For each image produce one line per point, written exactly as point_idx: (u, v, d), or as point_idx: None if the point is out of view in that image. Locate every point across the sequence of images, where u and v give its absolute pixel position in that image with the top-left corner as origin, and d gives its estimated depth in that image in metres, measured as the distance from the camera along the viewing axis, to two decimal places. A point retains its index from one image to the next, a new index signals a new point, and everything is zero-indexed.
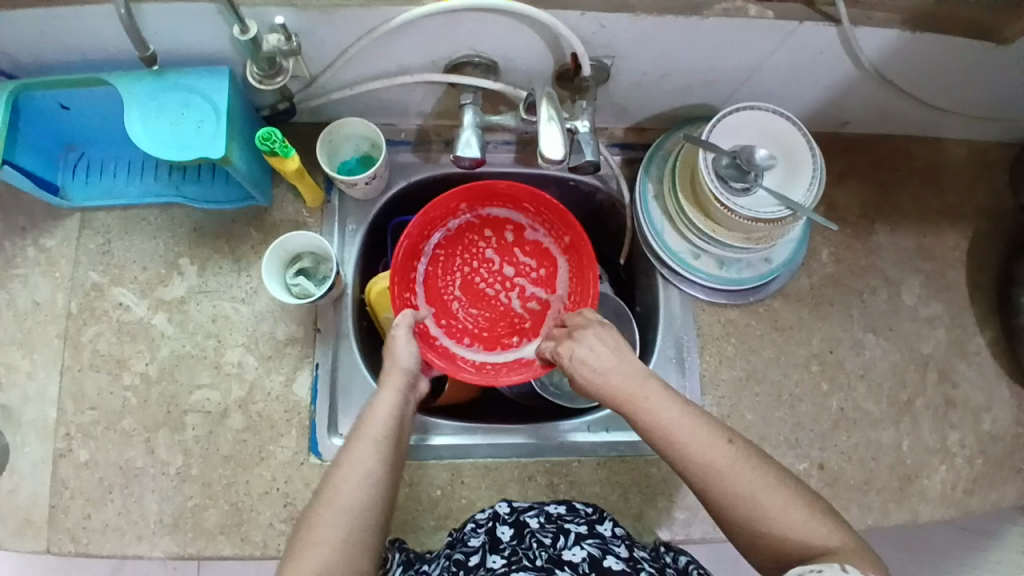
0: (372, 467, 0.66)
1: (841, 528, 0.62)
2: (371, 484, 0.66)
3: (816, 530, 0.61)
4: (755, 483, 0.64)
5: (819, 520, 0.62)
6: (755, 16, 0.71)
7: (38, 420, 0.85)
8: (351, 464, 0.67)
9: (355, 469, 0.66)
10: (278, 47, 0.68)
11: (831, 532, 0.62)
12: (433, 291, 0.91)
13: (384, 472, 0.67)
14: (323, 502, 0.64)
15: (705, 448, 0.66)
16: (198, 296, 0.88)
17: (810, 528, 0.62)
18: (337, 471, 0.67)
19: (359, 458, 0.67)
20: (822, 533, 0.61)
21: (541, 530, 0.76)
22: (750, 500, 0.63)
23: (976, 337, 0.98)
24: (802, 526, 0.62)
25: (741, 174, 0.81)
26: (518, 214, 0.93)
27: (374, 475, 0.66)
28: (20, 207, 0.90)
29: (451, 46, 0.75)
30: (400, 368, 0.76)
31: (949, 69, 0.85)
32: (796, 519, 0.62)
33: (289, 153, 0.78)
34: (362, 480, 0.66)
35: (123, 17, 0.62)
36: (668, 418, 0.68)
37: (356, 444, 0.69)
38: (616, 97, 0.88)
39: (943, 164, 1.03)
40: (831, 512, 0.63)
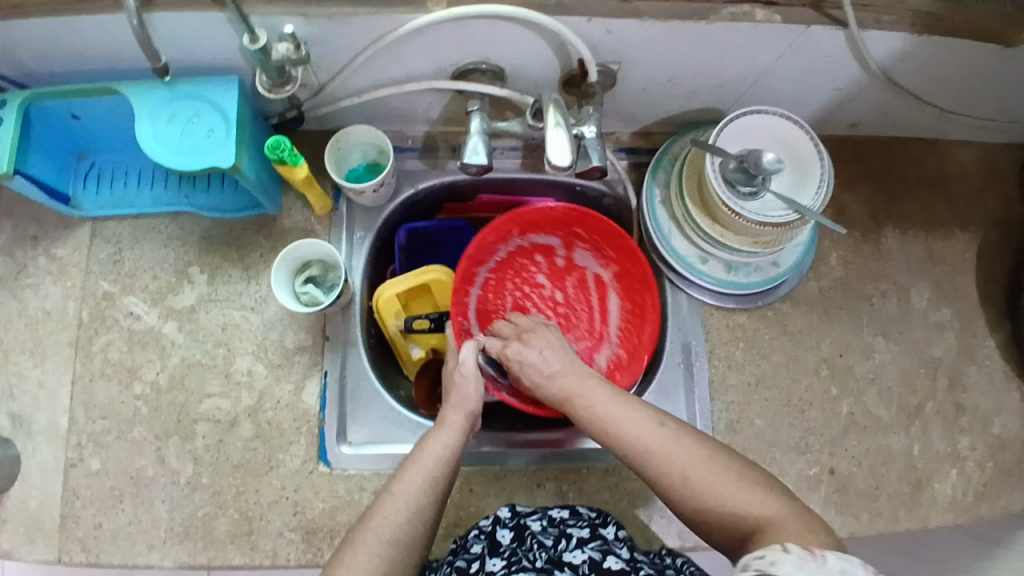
0: (421, 497, 0.65)
1: (783, 499, 0.58)
2: (415, 513, 0.64)
3: (754, 502, 0.57)
4: (693, 457, 0.61)
5: (764, 492, 0.58)
6: (762, 21, 0.71)
7: (48, 428, 0.85)
8: (402, 491, 0.65)
9: (403, 496, 0.64)
10: (287, 57, 0.67)
11: (773, 503, 0.57)
12: (484, 317, 0.97)
13: (431, 499, 0.65)
14: (368, 527, 0.62)
15: (637, 430, 0.64)
16: (207, 305, 0.88)
17: (753, 501, 0.57)
18: (384, 500, 0.64)
19: (408, 488, 0.65)
20: (767, 502, 0.57)
21: (542, 533, 0.75)
22: (686, 472, 0.60)
23: (987, 340, 0.97)
24: (741, 499, 0.58)
25: (748, 178, 0.81)
26: (579, 243, 0.97)
27: (415, 500, 0.64)
28: (32, 217, 0.91)
29: (458, 53, 0.75)
30: (459, 405, 0.73)
31: (956, 72, 0.85)
32: (739, 492, 0.58)
33: (297, 161, 0.78)
34: (408, 508, 0.64)
35: (135, 28, 0.61)
36: (603, 408, 0.67)
37: (410, 471, 0.66)
38: (623, 102, 0.88)
39: (952, 167, 1.02)
40: (775, 487, 0.59)
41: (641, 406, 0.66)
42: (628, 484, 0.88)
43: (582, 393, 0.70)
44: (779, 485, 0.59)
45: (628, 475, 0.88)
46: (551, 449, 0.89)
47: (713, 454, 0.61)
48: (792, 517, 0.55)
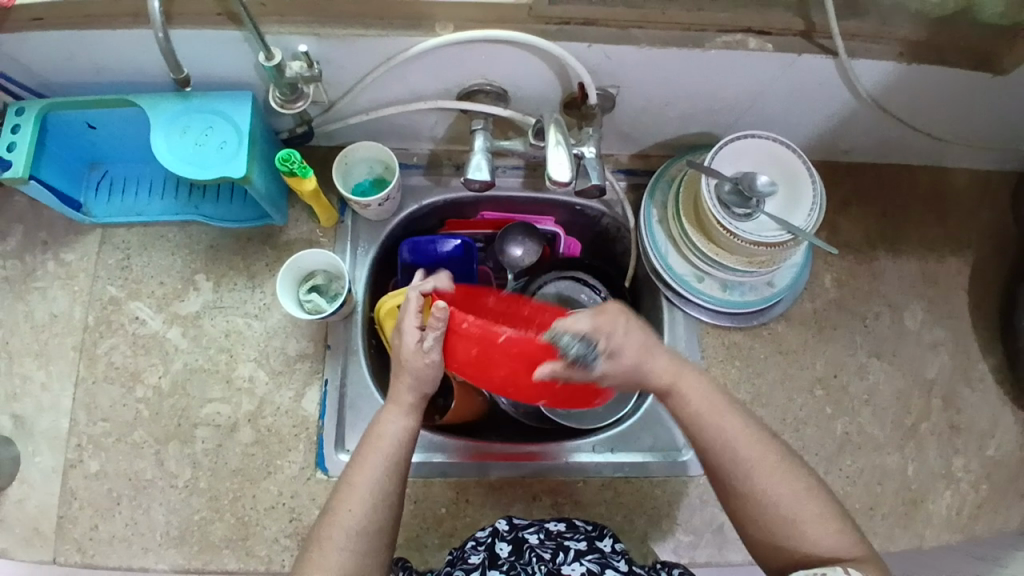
0: (380, 484, 0.67)
1: (856, 536, 0.65)
2: (376, 504, 0.66)
3: (832, 535, 0.64)
4: (772, 466, 0.67)
5: (845, 530, 0.65)
6: (755, 49, 0.74)
7: (50, 430, 0.87)
8: (361, 480, 0.67)
9: (361, 485, 0.67)
10: (300, 74, 0.71)
11: (852, 543, 0.65)
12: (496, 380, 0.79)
13: (390, 487, 0.68)
14: (333, 522, 0.65)
15: (763, 477, 0.66)
16: (212, 312, 0.90)
17: (831, 535, 0.64)
18: (344, 492, 0.67)
19: (366, 478, 0.67)
20: (849, 544, 0.64)
21: (541, 546, 0.77)
22: (792, 504, 0.65)
23: (980, 362, 0.98)
24: (834, 540, 0.64)
25: (743, 200, 0.83)
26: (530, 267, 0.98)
27: (377, 490, 0.67)
28: (43, 222, 0.93)
29: (464, 75, 0.78)
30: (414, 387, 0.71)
31: (945, 99, 0.87)
32: (831, 535, 0.64)
33: (306, 173, 0.81)
34: (368, 498, 0.66)
35: (162, 40, 0.62)
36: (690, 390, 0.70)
37: (364, 459, 0.68)
38: (622, 124, 0.91)
39: (945, 192, 1.05)
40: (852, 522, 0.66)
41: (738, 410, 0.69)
42: (624, 497, 0.89)
43: (722, 417, 0.69)
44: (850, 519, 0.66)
45: (624, 489, 0.89)
46: (546, 462, 0.90)
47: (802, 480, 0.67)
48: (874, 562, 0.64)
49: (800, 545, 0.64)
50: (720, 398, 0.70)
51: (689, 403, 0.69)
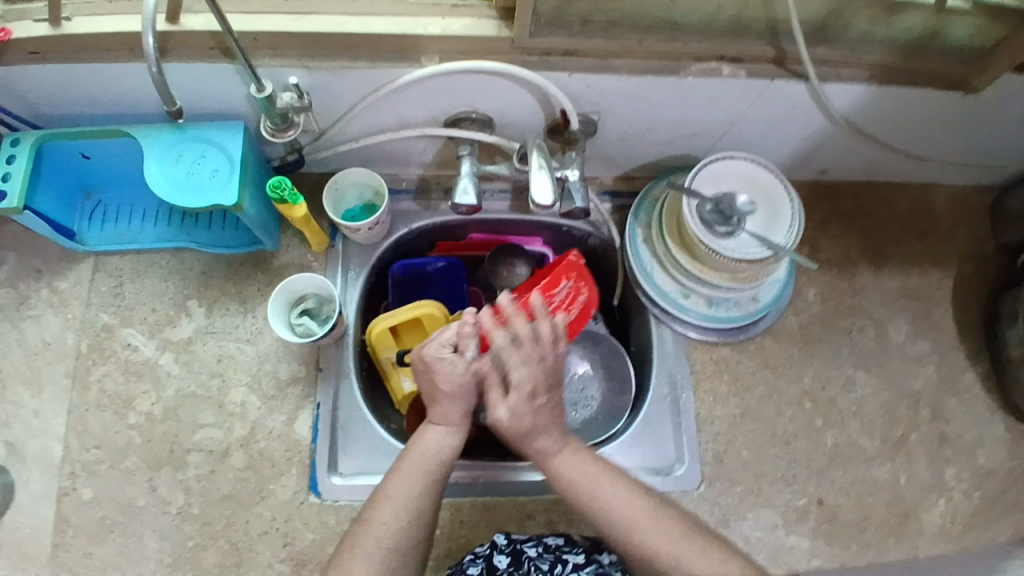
0: (416, 498, 0.70)
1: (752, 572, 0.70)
2: (410, 514, 0.70)
3: (716, 568, 0.69)
4: (669, 530, 0.71)
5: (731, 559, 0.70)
6: (729, 75, 0.77)
7: (43, 456, 0.87)
8: (395, 493, 0.70)
9: (397, 498, 0.70)
10: (291, 104, 0.73)
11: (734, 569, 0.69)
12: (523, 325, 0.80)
13: (426, 502, 0.71)
14: (369, 532, 0.68)
15: (642, 529, 0.71)
16: (205, 337, 0.91)
17: (722, 572, 0.69)
18: (381, 503, 0.70)
19: (402, 489, 0.71)
20: (736, 567, 0.69)
21: (539, 559, 0.78)
22: (671, 549, 0.70)
23: (967, 373, 1.00)
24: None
25: (724, 218, 0.86)
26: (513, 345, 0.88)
27: (414, 505, 0.70)
28: (37, 250, 0.94)
29: (450, 103, 0.81)
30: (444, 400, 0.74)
31: (916, 119, 0.91)
32: (715, 566, 0.69)
33: (297, 199, 0.82)
34: (402, 511, 0.70)
35: (155, 76, 0.60)
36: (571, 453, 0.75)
37: (401, 471, 0.72)
38: (605, 148, 0.93)
39: (923, 208, 1.08)
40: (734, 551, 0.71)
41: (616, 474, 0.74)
42: None
43: (595, 476, 0.73)
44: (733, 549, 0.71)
45: None
46: (539, 480, 0.90)
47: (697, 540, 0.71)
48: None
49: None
50: (592, 464, 0.75)
51: (558, 471, 0.74)
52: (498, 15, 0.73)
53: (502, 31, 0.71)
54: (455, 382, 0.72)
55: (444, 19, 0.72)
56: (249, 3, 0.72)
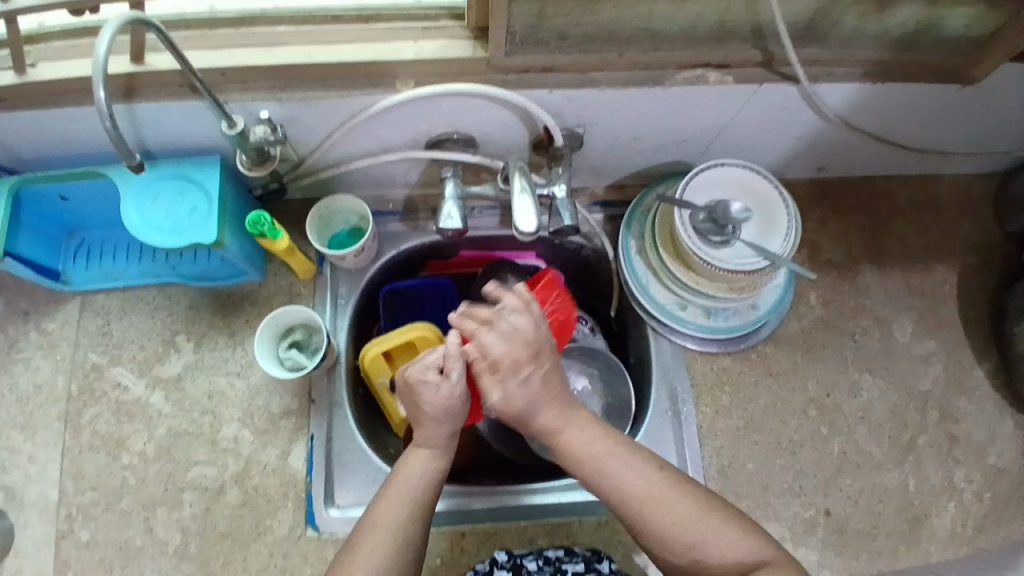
0: (402, 523, 0.66)
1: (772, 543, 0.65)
2: (397, 543, 0.65)
3: (734, 548, 0.63)
4: (690, 508, 0.66)
5: (751, 539, 0.64)
6: (716, 82, 0.75)
7: (39, 501, 0.86)
8: (383, 519, 0.66)
9: (385, 526, 0.66)
10: (264, 138, 0.70)
11: (761, 546, 0.64)
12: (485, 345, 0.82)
13: (415, 531, 0.67)
14: (356, 561, 0.64)
15: (655, 508, 0.66)
16: (195, 372, 0.90)
17: (738, 552, 0.63)
18: (367, 532, 0.66)
19: (389, 515, 0.67)
20: (757, 547, 0.63)
21: (538, 573, 0.78)
22: (690, 530, 0.64)
23: (974, 370, 0.97)
24: (741, 553, 0.63)
25: (718, 228, 0.83)
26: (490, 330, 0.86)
27: (401, 533, 0.66)
28: (23, 293, 0.93)
29: (429, 126, 0.79)
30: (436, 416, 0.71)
31: (913, 114, 0.88)
32: (737, 546, 0.63)
33: (277, 234, 0.81)
34: (393, 540, 0.65)
35: (109, 129, 0.57)
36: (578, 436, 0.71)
37: (390, 499, 0.68)
38: (593, 160, 0.91)
39: (925, 201, 1.05)
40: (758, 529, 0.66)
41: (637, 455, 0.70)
42: (622, 536, 0.87)
43: (619, 466, 0.68)
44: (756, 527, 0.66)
45: (621, 527, 0.88)
46: (541, 504, 0.88)
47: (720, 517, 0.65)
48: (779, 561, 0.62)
49: (710, 566, 0.63)
50: (604, 439, 0.71)
51: (575, 447, 0.70)
52: (473, 35, 0.70)
53: (477, 51, 0.69)
54: (442, 403, 0.71)
55: (417, 42, 0.70)
56: (217, 37, 0.70)
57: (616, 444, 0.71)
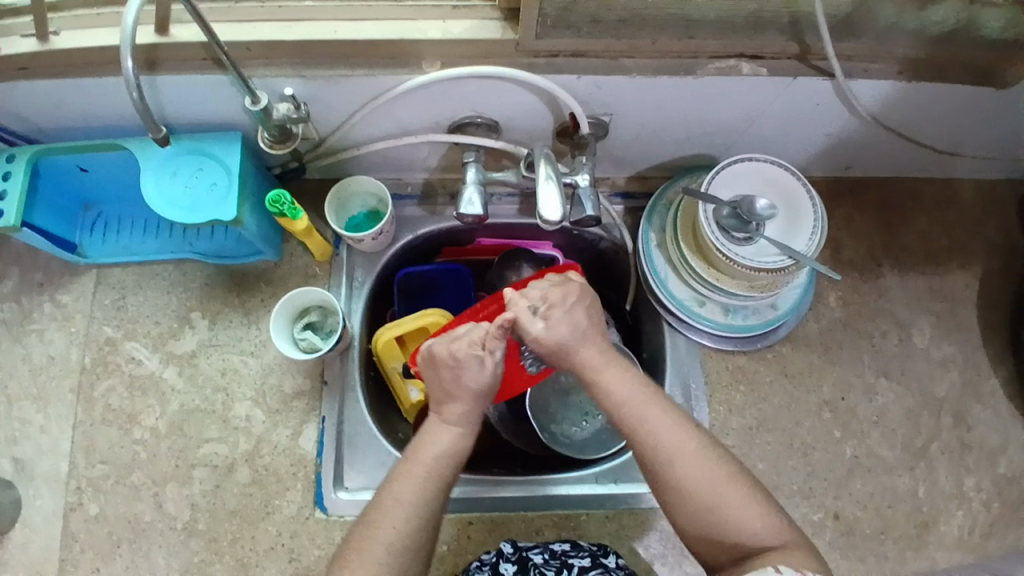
0: (425, 497, 0.66)
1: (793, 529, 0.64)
2: (417, 519, 0.64)
3: (753, 518, 0.63)
4: (716, 473, 0.65)
5: (773, 517, 0.64)
6: (749, 74, 0.73)
7: (50, 472, 0.86)
8: (408, 496, 0.65)
9: (409, 501, 0.65)
10: (287, 115, 0.69)
11: (780, 527, 0.64)
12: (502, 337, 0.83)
13: (436, 505, 0.66)
14: (374, 535, 0.63)
15: (684, 463, 0.65)
16: (208, 350, 0.90)
17: (757, 524, 0.63)
18: (386, 507, 0.65)
19: (409, 492, 0.66)
20: (775, 529, 0.63)
21: (544, 565, 0.77)
22: (714, 495, 0.64)
23: (990, 378, 0.96)
24: (759, 529, 0.63)
25: (742, 225, 0.82)
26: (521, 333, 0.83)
27: (423, 507, 0.65)
28: (39, 264, 0.93)
29: (453, 108, 0.77)
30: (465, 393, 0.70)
31: (947, 115, 0.86)
32: (757, 522, 0.63)
33: (297, 214, 0.80)
34: (416, 517, 0.64)
35: (135, 101, 0.56)
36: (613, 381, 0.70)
37: (411, 474, 0.67)
38: (616, 149, 0.89)
39: (950, 204, 1.03)
40: (778, 510, 0.65)
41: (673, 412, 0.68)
42: (628, 530, 0.87)
43: (655, 424, 0.67)
44: (778, 507, 0.65)
45: (628, 521, 0.87)
46: (552, 495, 0.88)
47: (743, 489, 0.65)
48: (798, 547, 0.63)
49: (728, 532, 0.63)
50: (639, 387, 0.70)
51: (614, 392, 0.69)
52: (502, 16, 0.69)
53: (506, 33, 0.68)
54: (483, 381, 0.70)
55: (445, 22, 0.68)
56: (242, 10, 0.69)
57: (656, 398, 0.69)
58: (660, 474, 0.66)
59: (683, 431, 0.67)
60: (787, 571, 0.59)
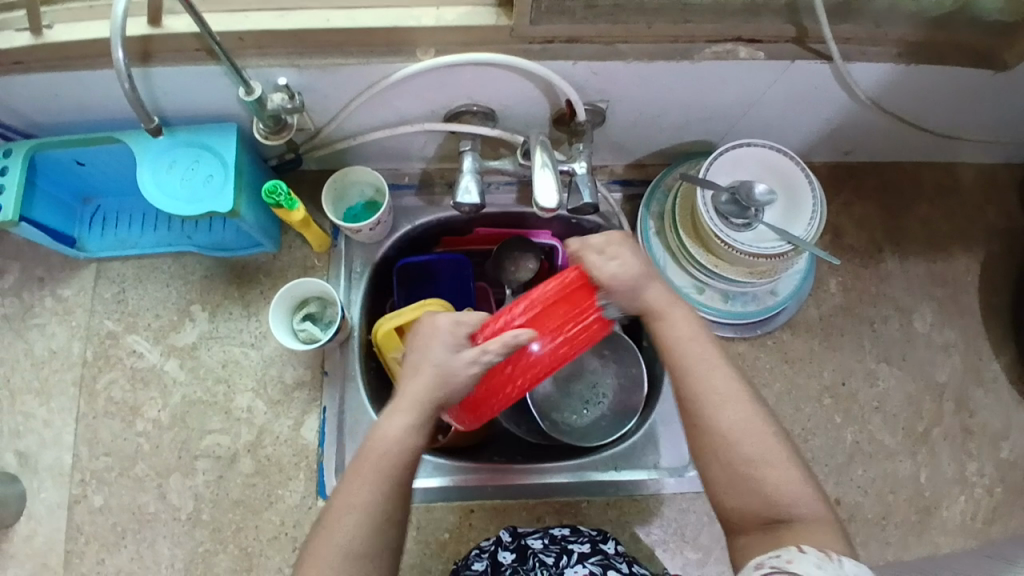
0: (378, 500, 0.62)
1: (824, 505, 0.62)
2: (371, 518, 0.61)
3: (785, 474, 0.62)
4: (760, 439, 0.63)
5: (810, 486, 0.62)
6: (746, 58, 0.72)
7: (54, 464, 0.87)
8: (357, 497, 0.61)
9: (357, 503, 0.61)
10: (282, 106, 0.69)
11: (815, 500, 0.62)
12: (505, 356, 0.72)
13: (391, 506, 0.62)
14: (328, 538, 0.60)
15: (735, 417, 0.64)
16: (209, 342, 0.90)
17: (792, 482, 0.62)
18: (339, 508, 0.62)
19: (361, 492, 0.62)
20: (813, 500, 0.62)
21: (544, 551, 0.76)
22: (754, 455, 0.63)
23: (993, 362, 0.95)
24: (795, 493, 0.62)
25: (740, 210, 0.82)
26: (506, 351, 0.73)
27: (379, 509, 0.62)
28: (39, 259, 0.93)
29: (449, 97, 0.77)
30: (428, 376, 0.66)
31: (949, 97, 0.84)
32: (794, 487, 0.62)
33: (293, 204, 0.80)
34: (371, 520, 0.61)
35: (127, 91, 0.56)
36: (678, 335, 0.68)
37: (360, 476, 0.63)
38: (615, 136, 0.89)
39: (953, 189, 1.02)
40: (817, 482, 0.63)
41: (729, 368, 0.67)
42: (629, 517, 0.88)
43: (704, 363, 0.66)
44: (814, 478, 0.64)
45: (629, 508, 0.88)
46: (553, 483, 0.88)
47: (785, 454, 0.63)
48: (824, 523, 0.60)
49: (764, 489, 0.62)
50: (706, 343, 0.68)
51: (671, 337, 0.68)
52: (496, 3, 0.68)
53: (500, 19, 0.67)
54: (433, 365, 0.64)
55: (438, 8, 0.68)
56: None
57: (718, 353, 0.68)
58: (711, 420, 0.64)
59: (730, 378, 0.66)
60: (810, 551, 0.57)
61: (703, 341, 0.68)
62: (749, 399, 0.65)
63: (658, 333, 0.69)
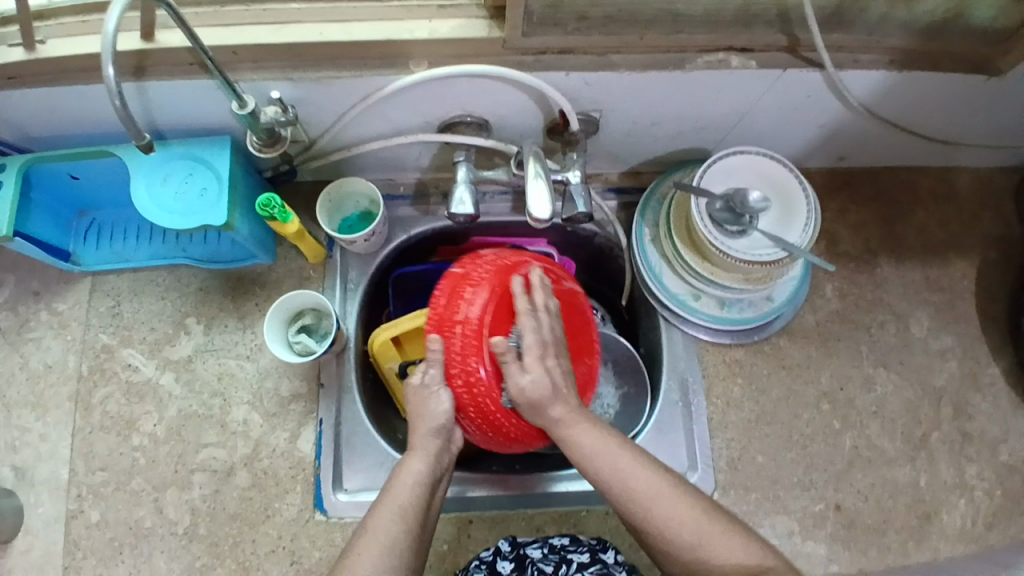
0: (397, 525, 0.64)
1: (772, 552, 0.61)
2: (391, 544, 0.63)
3: (728, 544, 0.61)
4: (688, 515, 0.63)
5: (753, 544, 0.61)
6: (738, 67, 0.73)
7: (50, 479, 0.86)
8: (376, 524, 0.64)
9: (378, 530, 0.64)
10: (276, 119, 0.70)
11: (764, 554, 0.61)
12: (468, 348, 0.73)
13: (411, 531, 0.65)
14: (349, 564, 0.62)
15: (658, 507, 0.63)
16: (204, 355, 0.90)
17: (736, 550, 0.60)
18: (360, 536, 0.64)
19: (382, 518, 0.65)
20: (759, 553, 0.60)
21: (544, 560, 0.79)
22: (691, 533, 0.62)
23: (990, 367, 0.96)
24: (743, 556, 0.60)
25: (735, 217, 0.82)
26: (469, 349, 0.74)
27: (399, 530, 0.64)
28: (34, 273, 0.93)
29: (443, 108, 0.77)
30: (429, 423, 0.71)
31: (940, 104, 0.85)
32: (739, 549, 0.61)
33: (287, 217, 0.80)
34: (391, 543, 0.63)
35: (118, 108, 0.56)
36: (581, 436, 0.68)
37: (381, 505, 0.66)
38: (609, 145, 0.89)
39: (947, 194, 1.02)
40: (757, 536, 0.62)
41: (638, 454, 0.67)
42: (628, 525, 0.87)
43: (612, 458, 0.66)
44: (755, 532, 0.63)
45: None
46: (550, 493, 0.88)
47: (718, 521, 0.62)
48: (785, 571, 0.59)
49: (715, 561, 0.60)
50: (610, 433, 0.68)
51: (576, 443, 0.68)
52: (489, 15, 0.69)
53: (494, 32, 0.68)
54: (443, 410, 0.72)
55: (431, 21, 0.68)
56: (226, 15, 0.68)
57: (621, 444, 0.67)
58: (639, 518, 0.64)
59: (639, 465, 0.66)
60: None
61: (607, 434, 0.68)
62: (660, 478, 0.65)
63: (570, 430, 0.68)
